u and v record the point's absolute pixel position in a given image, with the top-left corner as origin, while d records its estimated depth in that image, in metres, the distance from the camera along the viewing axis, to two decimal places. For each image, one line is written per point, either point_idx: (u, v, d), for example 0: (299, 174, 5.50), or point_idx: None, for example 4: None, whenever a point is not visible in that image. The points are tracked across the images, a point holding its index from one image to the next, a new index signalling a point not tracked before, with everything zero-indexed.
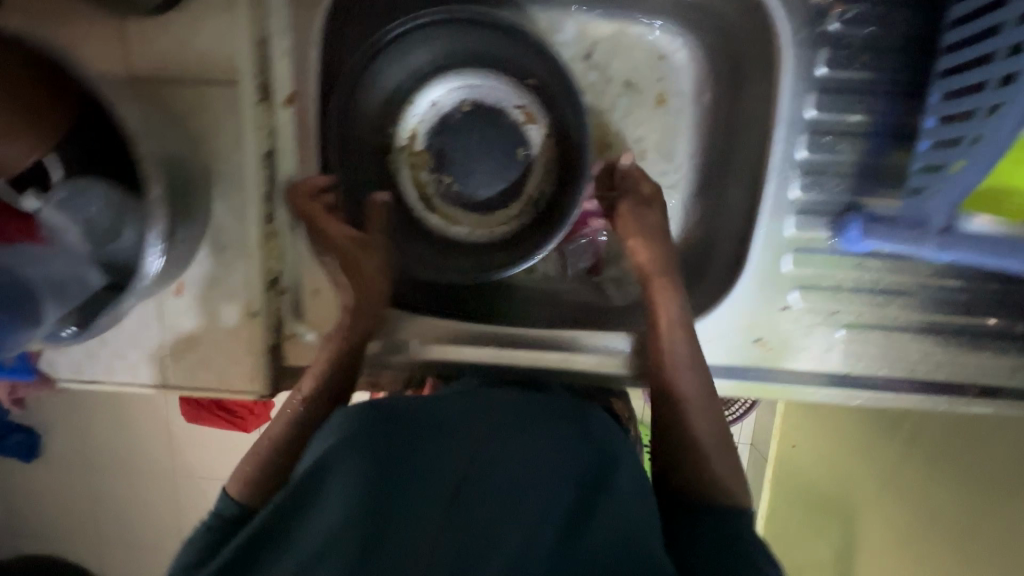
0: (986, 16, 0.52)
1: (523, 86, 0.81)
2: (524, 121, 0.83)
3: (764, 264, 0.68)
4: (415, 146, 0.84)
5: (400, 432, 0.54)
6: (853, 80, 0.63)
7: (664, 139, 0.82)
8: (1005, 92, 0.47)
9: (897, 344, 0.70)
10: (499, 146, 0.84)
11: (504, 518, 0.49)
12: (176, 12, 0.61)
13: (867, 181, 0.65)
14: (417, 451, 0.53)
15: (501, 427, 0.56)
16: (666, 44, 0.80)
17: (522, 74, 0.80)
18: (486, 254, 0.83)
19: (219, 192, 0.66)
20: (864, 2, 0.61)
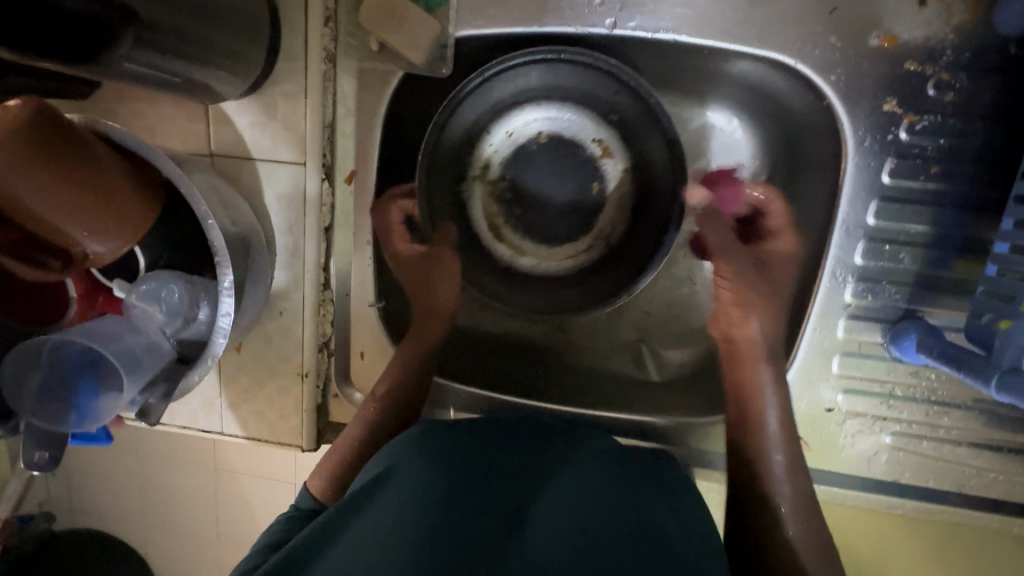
0: None
1: (604, 118, 0.77)
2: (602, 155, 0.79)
3: (810, 365, 0.67)
4: (490, 174, 0.80)
5: (464, 456, 0.58)
6: (919, 191, 0.61)
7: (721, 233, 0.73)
8: None
9: (948, 457, 0.67)
10: (577, 178, 0.79)
11: (551, 543, 0.47)
12: (253, 99, 0.65)
13: (924, 291, 0.63)
14: (481, 478, 0.55)
15: (556, 473, 0.57)
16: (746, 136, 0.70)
17: (603, 108, 0.76)
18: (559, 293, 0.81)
19: (280, 261, 0.69)
20: (937, 114, 0.59)
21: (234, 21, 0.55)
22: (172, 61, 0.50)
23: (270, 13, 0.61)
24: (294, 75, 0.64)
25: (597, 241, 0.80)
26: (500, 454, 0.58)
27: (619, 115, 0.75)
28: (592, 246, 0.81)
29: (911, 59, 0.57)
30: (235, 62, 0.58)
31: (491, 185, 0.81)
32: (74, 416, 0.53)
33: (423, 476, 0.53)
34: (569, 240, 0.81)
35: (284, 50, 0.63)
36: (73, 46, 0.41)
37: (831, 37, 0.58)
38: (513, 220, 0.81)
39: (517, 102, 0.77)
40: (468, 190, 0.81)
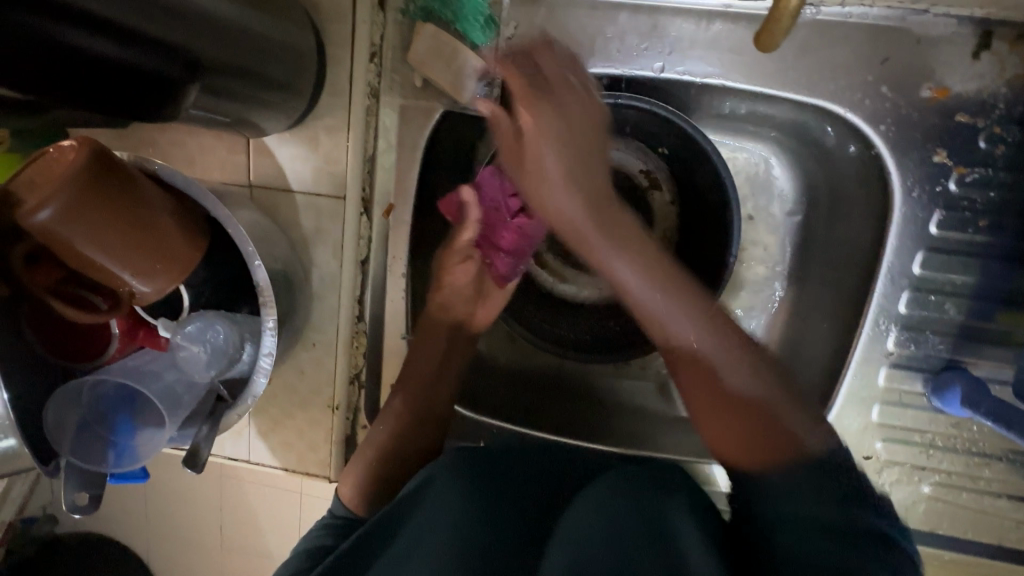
0: None
1: (653, 151, 0.76)
2: (647, 186, 0.78)
3: (849, 413, 0.66)
4: None
5: (494, 471, 0.60)
6: (966, 243, 0.60)
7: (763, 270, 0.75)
8: None
9: (988, 509, 0.66)
10: None
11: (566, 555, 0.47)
12: (294, 132, 0.64)
13: (967, 341, 0.62)
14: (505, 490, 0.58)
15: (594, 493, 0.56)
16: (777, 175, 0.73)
17: (653, 141, 0.75)
18: (601, 322, 0.79)
19: (315, 293, 0.69)
20: (988, 166, 0.58)
21: (285, 61, 0.55)
22: (227, 101, 0.50)
23: (317, 49, 0.61)
24: (337, 110, 0.64)
25: None
26: (531, 475, 0.62)
27: (669, 150, 0.74)
28: None
29: (963, 112, 0.57)
30: (282, 99, 0.58)
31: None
32: (113, 454, 0.54)
33: (451, 487, 0.57)
34: None
35: (328, 84, 0.63)
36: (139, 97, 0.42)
37: (882, 87, 0.58)
38: (557, 247, 0.82)
39: None
40: None
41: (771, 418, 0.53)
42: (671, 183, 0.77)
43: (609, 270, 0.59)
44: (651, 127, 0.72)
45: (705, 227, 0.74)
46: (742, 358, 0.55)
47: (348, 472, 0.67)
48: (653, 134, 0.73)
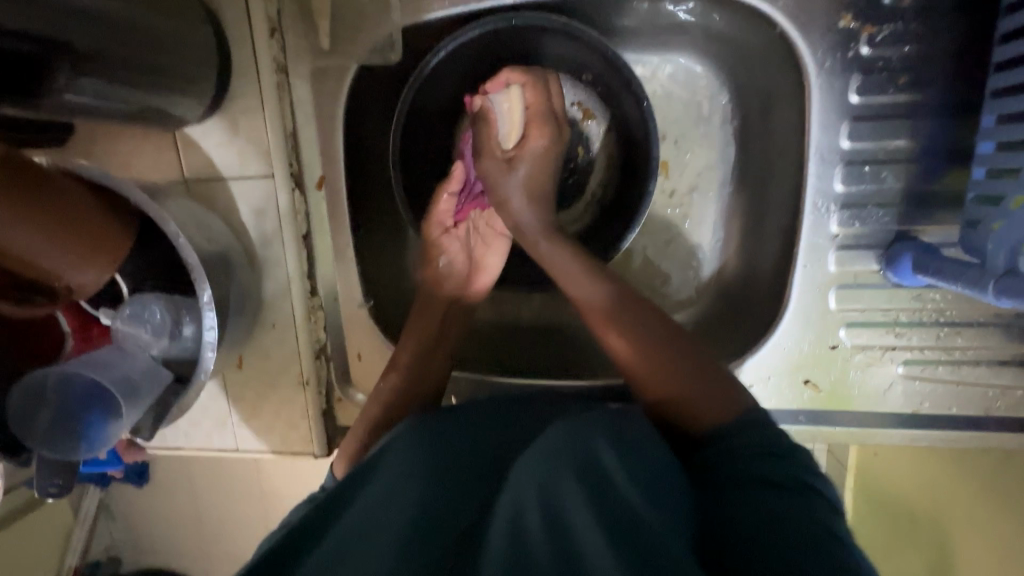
0: None
1: (579, 80, 0.75)
2: (581, 118, 0.77)
3: (807, 306, 0.64)
4: None
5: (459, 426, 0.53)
6: (892, 105, 0.58)
7: (709, 179, 0.74)
8: None
9: (968, 379, 0.63)
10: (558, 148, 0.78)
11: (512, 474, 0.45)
12: (215, 119, 0.67)
13: (915, 209, 0.60)
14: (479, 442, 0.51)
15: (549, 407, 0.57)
16: (703, 84, 0.72)
17: (575, 70, 0.74)
18: None
19: (266, 273, 0.71)
20: (898, 21, 0.56)
21: (178, 43, 0.57)
22: (119, 89, 0.52)
23: (214, 33, 0.62)
24: (248, 91, 0.65)
25: (588, 206, 0.79)
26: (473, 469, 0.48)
27: (592, 76, 0.73)
28: (581, 211, 0.79)
29: None
30: (187, 84, 0.60)
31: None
32: (83, 443, 0.56)
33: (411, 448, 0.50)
34: (562, 206, 0.80)
35: (234, 66, 0.65)
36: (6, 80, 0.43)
37: None
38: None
39: (487, 80, 0.76)
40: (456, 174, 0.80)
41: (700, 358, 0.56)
42: (604, 110, 0.75)
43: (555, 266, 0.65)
44: (567, 56, 0.72)
45: (635, 146, 0.73)
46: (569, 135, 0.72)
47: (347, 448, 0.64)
48: (570, 60, 0.73)
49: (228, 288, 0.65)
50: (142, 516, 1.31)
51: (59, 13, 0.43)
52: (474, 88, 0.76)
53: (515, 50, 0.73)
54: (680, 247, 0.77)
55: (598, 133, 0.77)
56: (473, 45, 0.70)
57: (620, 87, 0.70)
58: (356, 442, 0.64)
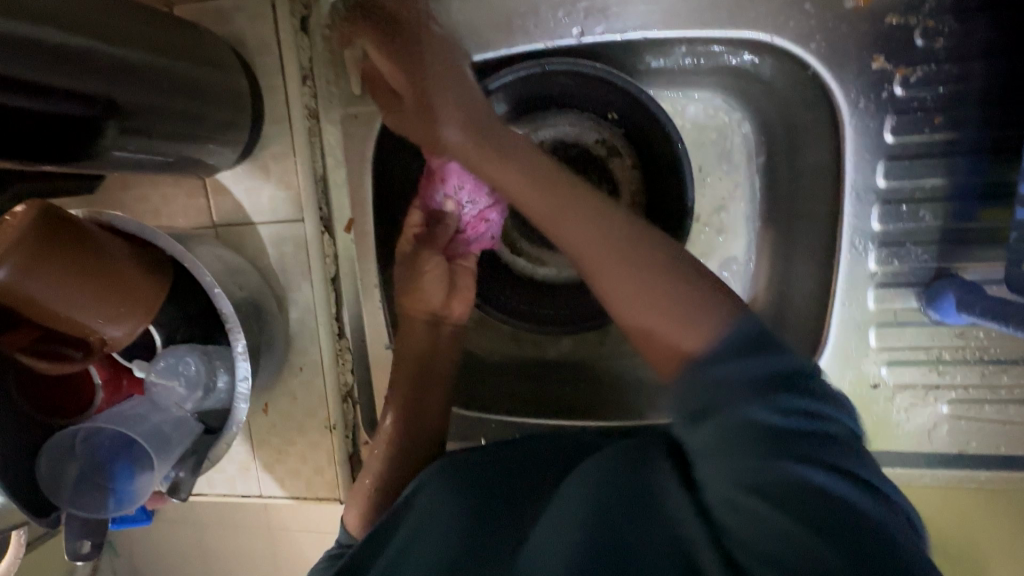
0: None
1: (603, 118, 0.75)
2: (606, 155, 0.77)
3: (846, 344, 0.63)
4: None
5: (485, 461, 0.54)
6: (926, 145, 0.58)
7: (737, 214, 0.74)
8: None
9: (1012, 417, 0.62)
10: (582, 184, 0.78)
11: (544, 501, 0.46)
12: (247, 165, 0.67)
13: (953, 246, 0.60)
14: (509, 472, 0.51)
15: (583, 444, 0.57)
16: (727, 120, 0.72)
17: (601, 108, 0.74)
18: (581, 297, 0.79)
19: (294, 317, 0.70)
20: (931, 63, 0.56)
21: (214, 93, 0.57)
22: (160, 142, 0.52)
23: (248, 82, 0.63)
24: (280, 137, 0.66)
25: None
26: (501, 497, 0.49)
27: (617, 114, 0.73)
28: None
29: (892, 13, 0.55)
30: (222, 133, 0.60)
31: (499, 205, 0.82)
32: (113, 500, 0.54)
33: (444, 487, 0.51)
34: None
35: (267, 113, 0.65)
36: (55, 143, 0.44)
37: (805, 4, 0.57)
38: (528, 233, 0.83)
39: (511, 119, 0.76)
40: None
41: None
42: (628, 147, 0.76)
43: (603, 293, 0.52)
44: (593, 96, 0.73)
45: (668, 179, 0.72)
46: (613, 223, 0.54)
47: (357, 498, 0.63)
48: (595, 98, 0.73)
49: (259, 334, 0.64)
50: (152, 558, 1.27)
51: (104, 72, 0.44)
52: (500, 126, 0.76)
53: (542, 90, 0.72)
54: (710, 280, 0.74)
55: (623, 170, 0.77)
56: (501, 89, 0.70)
57: (650, 125, 0.70)
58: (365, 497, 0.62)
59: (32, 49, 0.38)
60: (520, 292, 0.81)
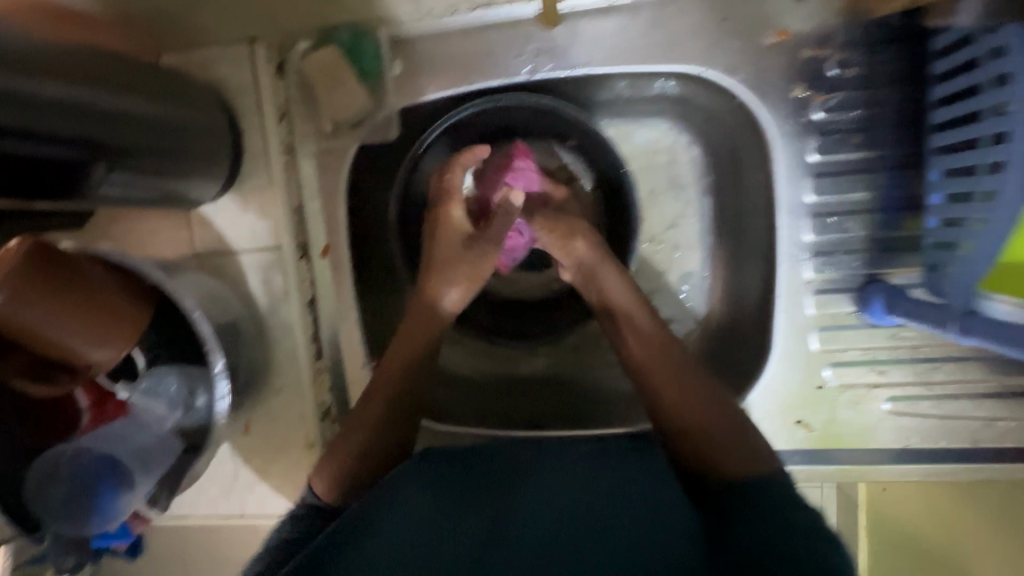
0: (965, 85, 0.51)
1: (563, 145, 0.80)
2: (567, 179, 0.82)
3: (791, 348, 0.68)
4: None
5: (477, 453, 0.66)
6: (848, 162, 0.64)
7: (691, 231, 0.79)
8: (999, 153, 0.47)
9: (952, 412, 0.66)
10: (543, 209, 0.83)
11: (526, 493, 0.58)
12: (228, 197, 0.72)
13: (881, 254, 0.65)
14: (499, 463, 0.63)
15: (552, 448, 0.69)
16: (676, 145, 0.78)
17: (559, 136, 0.79)
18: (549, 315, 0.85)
19: (274, 339, 0.74)
20: (845, 89, 0.62)
21: (194, 132, 0.62)
22: (147, 178, 0.57)
23: (228, 121, 0.68)
24: (258, 170, 0.71)
25: None
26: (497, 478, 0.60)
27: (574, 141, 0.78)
28: None
29: (809, 47, 0.62)
30: (202, 168, 0.65)
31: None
32: (94, 517, 0.57)
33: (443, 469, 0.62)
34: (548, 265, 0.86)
35: (246, 149, 0.71)
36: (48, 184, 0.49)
37: (731, 40, 0.63)
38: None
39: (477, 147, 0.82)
40: None
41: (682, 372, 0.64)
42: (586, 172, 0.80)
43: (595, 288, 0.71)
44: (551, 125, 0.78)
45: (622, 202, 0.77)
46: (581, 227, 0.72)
47: (326, 465, 0.64)
48: (552, 124, 0.78)
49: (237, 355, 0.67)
50: None
51: (97, 119, 0.49)
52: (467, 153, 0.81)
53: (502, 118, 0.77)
54: (669, 293, 0.80)
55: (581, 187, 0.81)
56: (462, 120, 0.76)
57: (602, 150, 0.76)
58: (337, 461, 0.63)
59: (25, 101, 0.43)
60: (494, 309, 0.86)
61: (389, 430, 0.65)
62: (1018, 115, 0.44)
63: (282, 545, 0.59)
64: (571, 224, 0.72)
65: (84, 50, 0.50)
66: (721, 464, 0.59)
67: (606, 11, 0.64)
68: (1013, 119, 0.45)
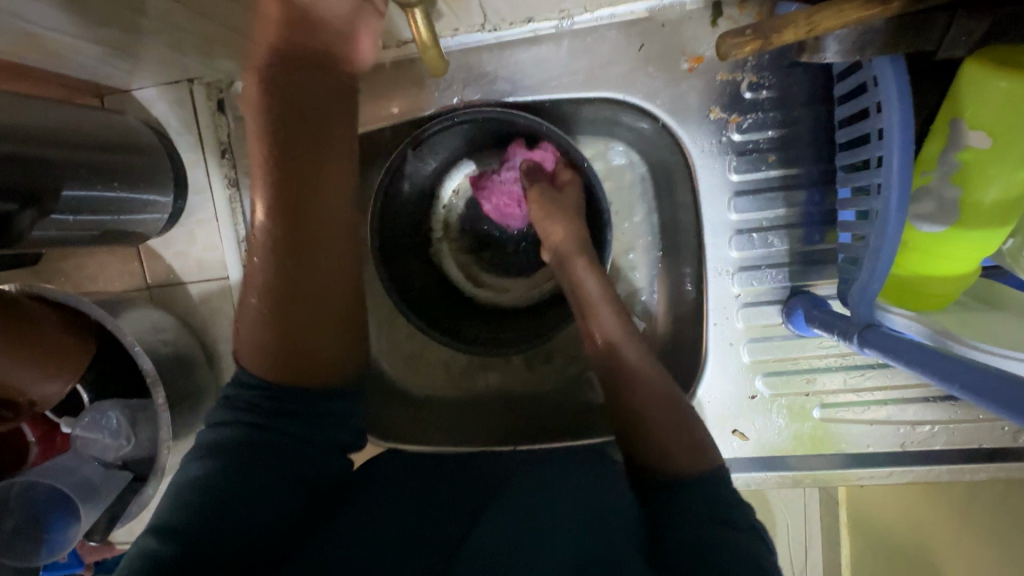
0: (859, 104, 0.52)
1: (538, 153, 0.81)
2: None
3: (723, 360, 0.70)
4: (450, 232, 0.86)
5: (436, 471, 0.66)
6: (767, 180, 0.66)
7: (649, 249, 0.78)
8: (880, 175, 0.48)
9: (879, 417, 0.68)
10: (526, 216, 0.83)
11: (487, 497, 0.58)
12: (176, 231, 0.74)
13: (805, 267, 0.67)
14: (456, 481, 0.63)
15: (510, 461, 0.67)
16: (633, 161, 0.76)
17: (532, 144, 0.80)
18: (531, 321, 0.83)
19: (226, 367, 0.76)
20: (760, 111, 0.65)
21: (133, 172, 0.65)
22: (81, 217, 0.60)
23: (170, 160, 0.71)
24: (204, 205, 0.74)
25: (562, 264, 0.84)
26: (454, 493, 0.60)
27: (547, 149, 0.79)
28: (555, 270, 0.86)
29: (721, 71, 0.64)
30: (144, 206, 0.67)
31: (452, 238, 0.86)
32: (45, 548, 0.58)
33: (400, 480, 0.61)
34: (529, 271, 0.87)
35: (191, 185, 0.73)
36: None
37: (647, 67, 0.65)
38: (489, 265, 0.87)
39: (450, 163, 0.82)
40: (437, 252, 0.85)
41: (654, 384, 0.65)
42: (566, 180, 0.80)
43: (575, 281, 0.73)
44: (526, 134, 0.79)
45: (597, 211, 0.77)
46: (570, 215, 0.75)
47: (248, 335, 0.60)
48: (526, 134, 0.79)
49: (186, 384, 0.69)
50: None
51: (19, 167, 0.51)
52: (442, 170, 0.82)
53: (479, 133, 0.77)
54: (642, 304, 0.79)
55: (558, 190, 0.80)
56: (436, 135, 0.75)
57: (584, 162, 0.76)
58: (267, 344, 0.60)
59: None
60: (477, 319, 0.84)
61: (327, 309, 0.62)
62: (890, 147, 0.45)
63: (196, 483, 0.51)
64: (554, 207, 0.75)
65: (15, 104, 0.53)
66: (668, 461, 0.60)
67: (528, 43, 0.67)
68: (888, 146, 0.46)
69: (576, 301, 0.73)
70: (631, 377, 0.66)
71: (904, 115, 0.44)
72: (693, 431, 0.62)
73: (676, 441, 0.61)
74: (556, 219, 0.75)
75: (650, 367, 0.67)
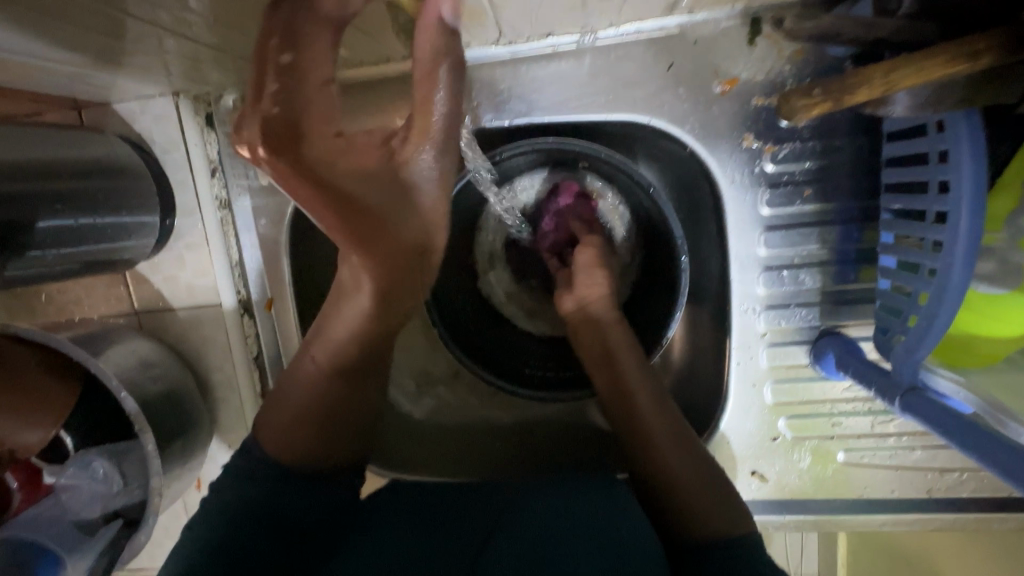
0: (911, 146, 0.48)
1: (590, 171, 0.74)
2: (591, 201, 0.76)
3: (745, 402, 0.67)
4: (494, 246, 0.80)
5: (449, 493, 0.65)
6: (800, 214, 0.61)
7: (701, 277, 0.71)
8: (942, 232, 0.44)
9: (906, 463, 0.65)
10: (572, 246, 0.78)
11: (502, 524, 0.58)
12: (163, 255, 0.69)
13: (836, 307, 0.63)
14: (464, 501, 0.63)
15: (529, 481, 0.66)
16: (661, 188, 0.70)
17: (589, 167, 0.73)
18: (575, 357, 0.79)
19: (221, 396, 0.72)
20: (797, 139, 0.59)
21: (117, 200, 0.60)
22: (62, 250, 0.56)
23: (156, 180, 0.65)
24: (193, 227, 0.68)
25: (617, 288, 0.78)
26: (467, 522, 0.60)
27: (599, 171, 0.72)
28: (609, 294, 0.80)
29: (757, 95, 0.59)
30: (130, 231, 0.63)
31: (492, 259, 0.80)
32: None
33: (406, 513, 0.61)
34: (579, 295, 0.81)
35: (178, 205, 0.68)
36: None
37: (677, 89, 0.60)
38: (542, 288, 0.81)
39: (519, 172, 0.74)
40: (484, 271, 0.80)
41: (678, 425, 0.63)
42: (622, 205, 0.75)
43: (598, 329, 0.69)
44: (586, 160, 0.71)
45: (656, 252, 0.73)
46: (593, 263, 0.72)
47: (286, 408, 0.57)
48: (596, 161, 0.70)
49: (182, 418, 0.66)
50: None
51: None
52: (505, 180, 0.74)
53: (551, 155, 0.69)
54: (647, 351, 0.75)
55: (616, 214, 0.76)
56: (505, 159, 0.68)
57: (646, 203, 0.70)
58: (291, 416, 0.57)
59: None
60: (521, 350, 0.79)
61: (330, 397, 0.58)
62: (958, 201, 0.41)
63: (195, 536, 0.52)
64: (590, 258, 0.72)
65: None
66: (696, 517, 0.57)
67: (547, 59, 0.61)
68: (953, 204, 0.42)
69: (593, 349, 0.68)
70: (649, 424, 0.63)
71: (974, 167, 0.40)
72: (722, 492, 0.58)
73: (700, 501, 0.58)
74: (595, 276, 0.71)
75: (676, 432, 0.62)
